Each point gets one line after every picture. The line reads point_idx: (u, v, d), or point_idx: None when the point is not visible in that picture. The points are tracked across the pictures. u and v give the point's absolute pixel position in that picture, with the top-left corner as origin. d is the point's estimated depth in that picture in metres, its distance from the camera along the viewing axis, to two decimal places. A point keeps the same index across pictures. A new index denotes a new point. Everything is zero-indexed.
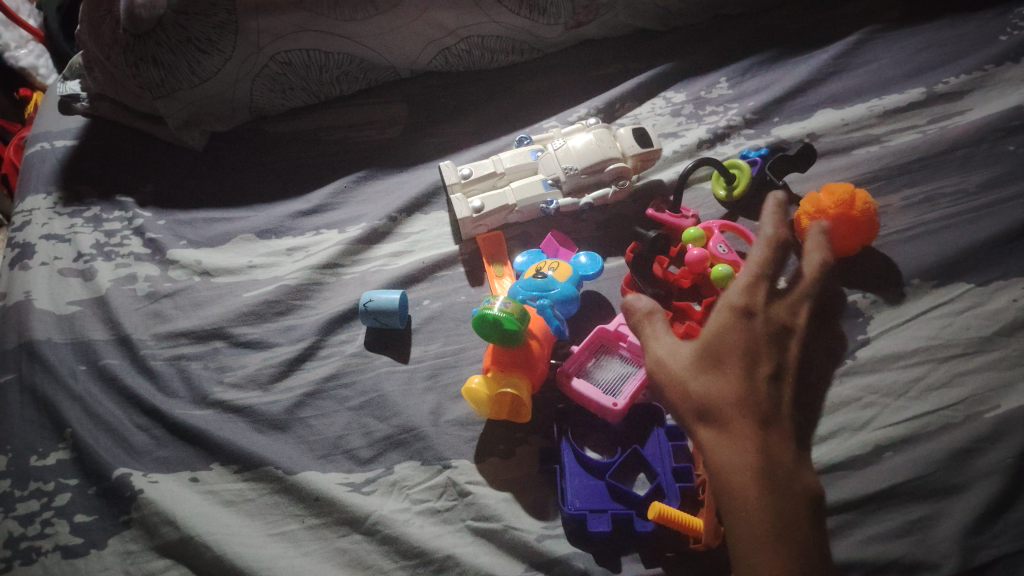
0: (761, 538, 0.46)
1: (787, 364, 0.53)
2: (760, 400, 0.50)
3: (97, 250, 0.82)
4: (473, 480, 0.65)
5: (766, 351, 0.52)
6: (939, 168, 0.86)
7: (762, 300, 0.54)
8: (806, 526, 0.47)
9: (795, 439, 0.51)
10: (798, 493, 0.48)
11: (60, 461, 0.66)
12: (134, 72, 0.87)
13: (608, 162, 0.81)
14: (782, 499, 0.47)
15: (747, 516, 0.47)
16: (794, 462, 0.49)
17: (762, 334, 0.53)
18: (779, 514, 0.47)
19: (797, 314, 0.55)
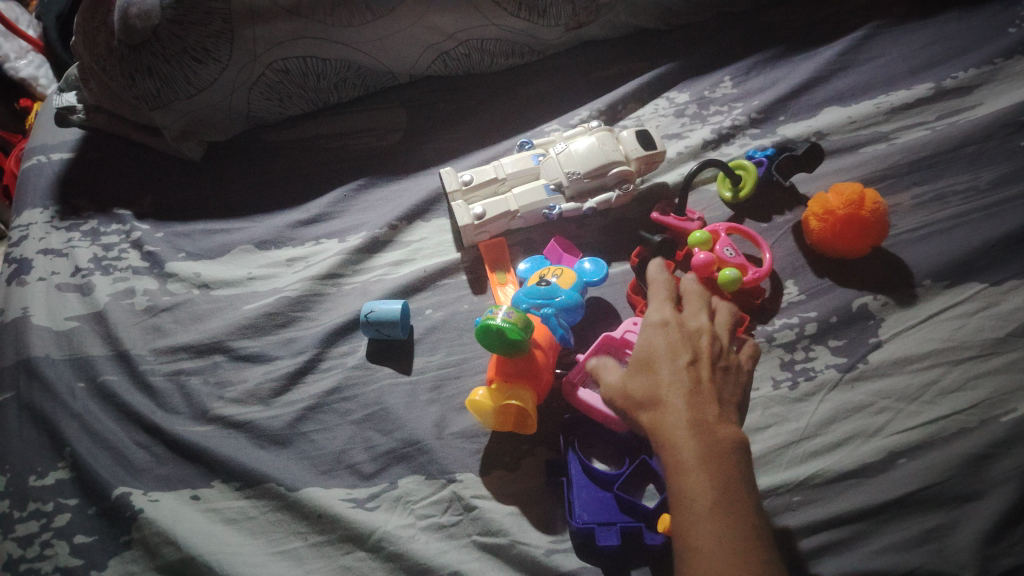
0: (690, 483, 0.48)
1: (707, 354, 0.56)
2: (678, 378, 0.53)
3: (95, 264, 0.81)
4: (478, 494, 0.64)
5: (678, 346, 0.56)
6: (948, 165, 0.84)
7: (674, 312, 0.59)
8: (733, 465, 0.49)
9: (723, 403, 0.53)
10: (723, 441, 0.50)
11: (59, 481, 0.65)
12: (130, 83, 0.86)
13: (611, 166, 0.79)
14: (706, 445, 0.49)
15: (676, 470, 0.49)
16: (720, 418, 0.52)
17: (671, 331, 0.57)
18: (707, 456, 0.49)
19: (705, 311, 0.60)
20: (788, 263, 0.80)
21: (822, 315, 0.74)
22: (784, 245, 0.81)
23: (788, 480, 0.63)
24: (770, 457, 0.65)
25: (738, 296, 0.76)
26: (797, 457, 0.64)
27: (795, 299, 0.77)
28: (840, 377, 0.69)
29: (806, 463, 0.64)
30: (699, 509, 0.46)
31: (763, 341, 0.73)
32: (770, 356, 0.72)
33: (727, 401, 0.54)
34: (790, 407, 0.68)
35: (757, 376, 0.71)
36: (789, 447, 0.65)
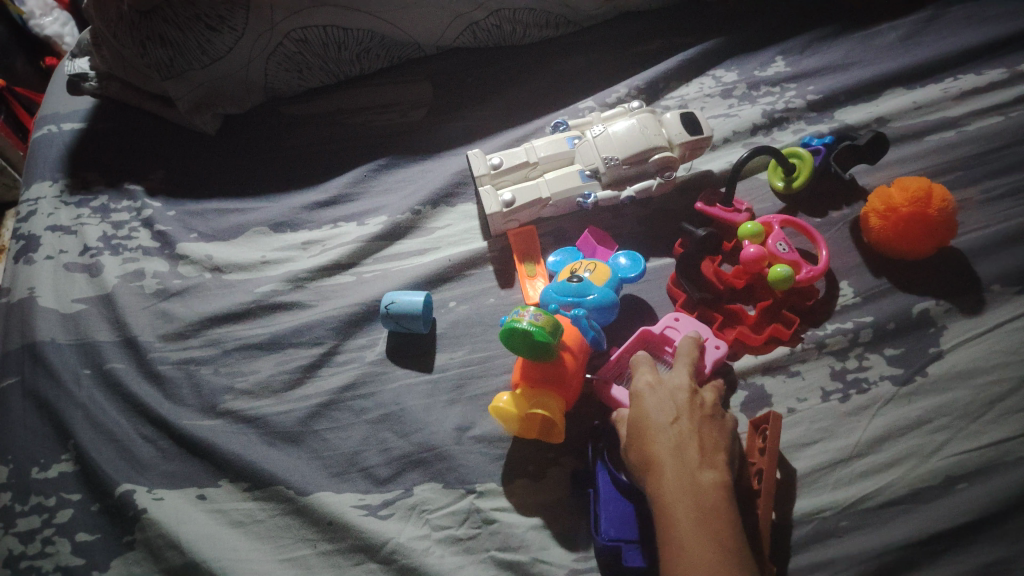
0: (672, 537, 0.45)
1: (691, 408, 0.52)
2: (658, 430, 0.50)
3: (105, 243, 0.78)
4: (499, 506, 0.60)
5: (658, 403, 0.52)
6: (1023, 156, 0.76)
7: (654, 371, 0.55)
8: (718, 510, 0.45)
9: (711, 450, 0.49)
10: (708, 490, 0.46)
11: (62, 474, 0.62)
12: (141, 51, 0.81)
13: (653, 152, 0.73)
14: (686, 491, 0.46)
15: (660, 526, 0.46)
16: (704, 463, 0.48)
17: (650, 392, 0.53)
18: (689, 502, 0.46)
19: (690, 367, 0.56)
20: (842, 263, 0.74)
21: (879, 320, 0.68)
22: (837, 244, 0.75)
23: (835, 502, 0.58)
24: (817, 475, 0.59)
25: (788, 296, 0.70)
26: (846, 477, 0.59)
27: (850, 303, 0.70)
28: (896, 390, 0.63)
29: (856, 484, 0.58)
30: (681, 561, 0.43)
31: (812, 347, 0.67)
32: (820, 363, 0.66)
33: (718, 447, 0.50)
34: (840, 421, 0.62)
35: (805, 386, 0.65)
36: (837, 466, 0.59)
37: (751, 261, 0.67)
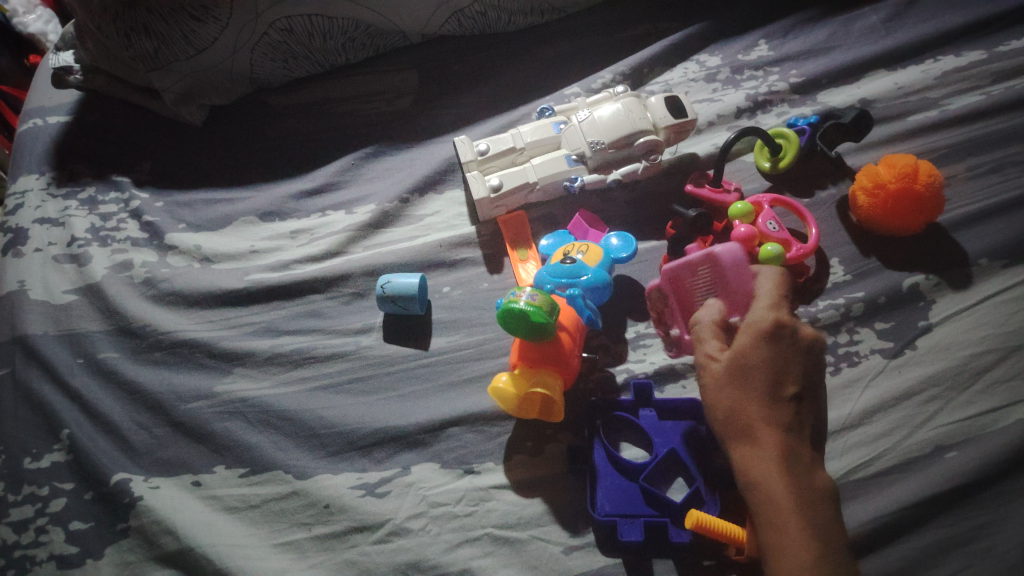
0: (776, 509, 0.46)
1: (807, 381, 0.52)
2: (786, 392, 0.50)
3: (93, 234, 0.78)
4: (496, 485, 0.60)
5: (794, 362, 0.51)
6: (1005, 133, 0.77)
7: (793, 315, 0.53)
8: (826, 507, 0.47)
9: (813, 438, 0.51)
10: (818, 475, 0.48)
11: (54, 464, 0.62)
12: (126, 43, 0.82)
13: (638, 135, 0.74)
14: (803, 479, 0.47)
15: (769, 495, 0.47)
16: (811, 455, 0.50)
17: (786, 341, 0.52)
18: (805, 495, 0.46)
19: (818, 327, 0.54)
20: (832, 240, 0.74)
21: (870, 295, 0.69)
22: (827, 222, 0.76)
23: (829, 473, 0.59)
24: None
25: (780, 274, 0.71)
26: (838, 447, 0.60)
27: (841, 280, 0.71)
28: (887, 363, 0.64)
29: (848, 455, 0.59)
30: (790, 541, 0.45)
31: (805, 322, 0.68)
32: None
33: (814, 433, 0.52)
34: (832, 394, 0.63)
35: None
36: (830, 438, 0.60)
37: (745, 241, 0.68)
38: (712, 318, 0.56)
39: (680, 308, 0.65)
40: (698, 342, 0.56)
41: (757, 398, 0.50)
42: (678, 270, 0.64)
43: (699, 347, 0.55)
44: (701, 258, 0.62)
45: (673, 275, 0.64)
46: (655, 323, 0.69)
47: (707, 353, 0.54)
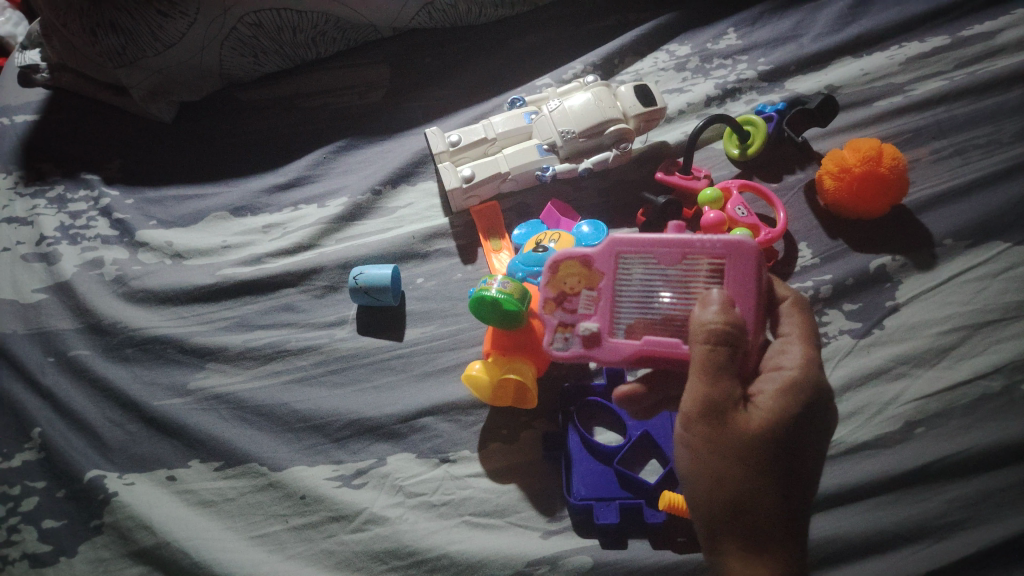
0: None
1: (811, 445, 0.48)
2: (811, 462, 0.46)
3: (62, 233, 0.77)
4: (472, 472, 0.60)
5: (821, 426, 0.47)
6: (968, 116, 0.79)
7: (817, 364, 0.49)
8: None
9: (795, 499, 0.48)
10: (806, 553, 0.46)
11: (26, 463, 0.62)
12: (92, 39, 0.81)
13: (608, 124, 0.74)
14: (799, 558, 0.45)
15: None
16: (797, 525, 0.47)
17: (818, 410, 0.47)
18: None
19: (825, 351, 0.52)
20: (802, 225, 0.75)
21: (838, 278, 0.70)
22: (796, 207, 0.77)
23: None
24: None
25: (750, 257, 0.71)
26: None
27: (809, 264, 0.72)
28: (855, 343, 0.65)
29: None
30: None
31: None
32: None
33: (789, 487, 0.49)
34: None
35: None
36: None
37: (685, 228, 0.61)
38: (738, 336, 0.46)
39: (607, 297, 0.55)
40: (713, 365, 0.46)
41: (783, 472, 0.45)
42: (633, 247, 0.54)
43: (713, 372, 0.46)
44: (695, 247, 0.52)
45: (621, 252, 0.55)
46: (550, 305, 0.57)
47: (726, 388, 0.46)
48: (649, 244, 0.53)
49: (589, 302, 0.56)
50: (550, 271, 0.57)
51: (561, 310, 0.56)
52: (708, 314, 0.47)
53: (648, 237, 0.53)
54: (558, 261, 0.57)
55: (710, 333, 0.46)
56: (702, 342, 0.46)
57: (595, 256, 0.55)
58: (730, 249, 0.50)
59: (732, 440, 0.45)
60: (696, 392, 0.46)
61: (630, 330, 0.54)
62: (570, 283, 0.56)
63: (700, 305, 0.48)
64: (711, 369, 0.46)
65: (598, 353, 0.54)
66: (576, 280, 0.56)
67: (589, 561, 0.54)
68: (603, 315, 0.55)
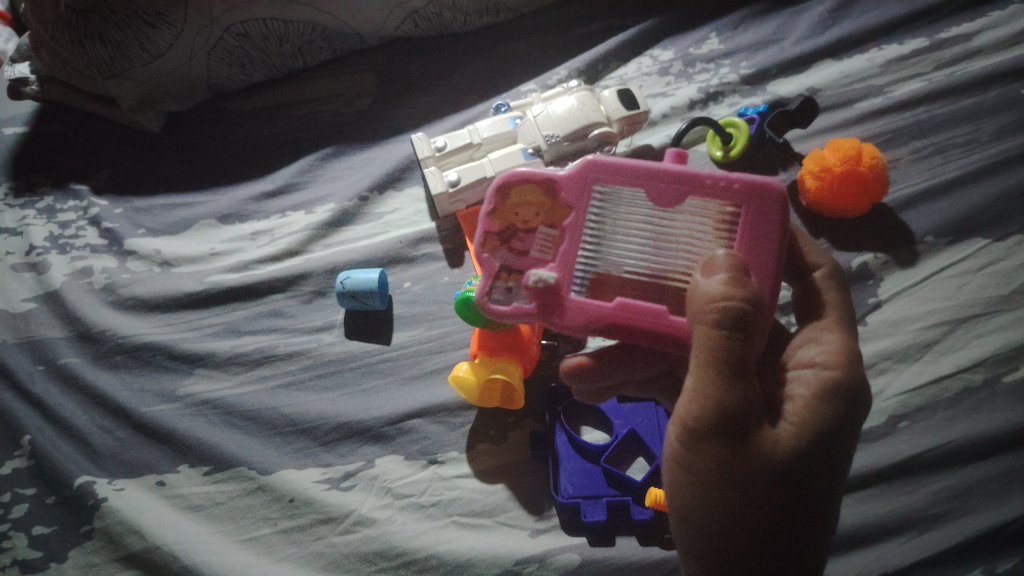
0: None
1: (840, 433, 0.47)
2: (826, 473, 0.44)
3: (52, 242, 0.78)
4: (460, 473, 0.61)
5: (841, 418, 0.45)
6: (948, 115, 0.80)
7: (841, 358, 0.48)
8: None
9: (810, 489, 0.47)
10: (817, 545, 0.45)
11: (16, 470, 0.62)
12: (81, 51, 0.83)
13: (592, 128, 0.75)
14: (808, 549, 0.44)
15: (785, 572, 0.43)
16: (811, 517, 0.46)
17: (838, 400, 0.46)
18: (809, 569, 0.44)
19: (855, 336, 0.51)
20: None
21: None
22: None
23: None
24: None
25: None
26: None
27: None
28: None
29: None
30: None
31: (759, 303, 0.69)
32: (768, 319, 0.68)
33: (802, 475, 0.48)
34: None
35: None
36: None
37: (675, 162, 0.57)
38: (753, 325, 0.43)
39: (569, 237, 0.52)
40: (726, 363, 0.42)
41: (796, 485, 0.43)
42: (610, 175, 0.51)
43: (728, 372, 0.42)
44: (704, 185, 0.49)
45: (594, 180, 0.51)
46: (493, 240, 0.54)
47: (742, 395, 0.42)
48: (646, 178, 0.50)
49: (546, 244, 0.53)
50: (501, 195, 0.54)
51: (507, 250, 0.54)
52: (717, 290, 0.43)
53: (630, 166, 0.50)
54: (510, 181, 0.53)
55: (723, 321, 0.42)
56: (715, 330, 0.43)
57: (568, 188, 0.52)
58: (732, 190, 0.49)
59: (744, 456, 0.42)
60: (704, 393, 0.42)
61: (593, 281, 0.52)
62: (523, 213, 0.54)
63: (708, 277, 0.44)
64: (725, 368, 0.42)
65: (555, 305, 0.51)
66: (533, 213, 0.53)
67: (577, 559, 0.55)
68: (562, 263, 0.51)
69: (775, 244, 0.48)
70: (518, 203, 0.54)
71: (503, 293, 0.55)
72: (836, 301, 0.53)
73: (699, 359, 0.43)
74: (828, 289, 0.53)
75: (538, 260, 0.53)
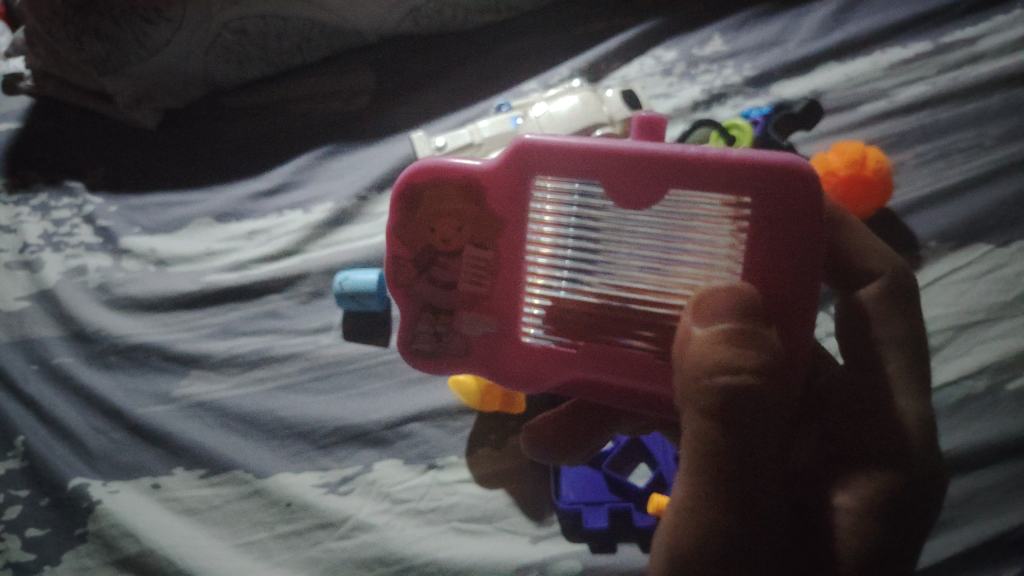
0: None
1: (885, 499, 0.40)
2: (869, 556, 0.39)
3: (46, 240, 0.77)
4: (460, 478, 0.60)
5: (892, 490, 0.39)
6: (951, 119, 0.79)
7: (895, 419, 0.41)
8: None
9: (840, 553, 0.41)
10: None
11: (8, 472, 0.62)
12: (78, 46, 0.82)
13: (594, 128, 0.74)
14: None
15: None
16: None
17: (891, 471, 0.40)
18: None
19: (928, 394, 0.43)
20: None
21: None
22: None
23: None
24: None
25: None
26: None
27: None
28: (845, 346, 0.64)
29: None
30: None
31: None
32: None
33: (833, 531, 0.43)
34: None
35: None
36: None
37: (649, 125, 0.52)
38: (761, 409, 0.37)
39: (501, 263, 0.49)
40: (725, 452, 0.37)
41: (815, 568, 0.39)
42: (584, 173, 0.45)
43: (727, 485, 0.37)
44: (696, 182, 0.43)
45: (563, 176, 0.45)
46: (411, 269, 0.51)
47: (747, 518, 0.37)
48: (620, 172, 0.44)
49: (471, 265, 0.49)
50: (411, 204, 0.50)
51: (426, 279, 0.51)
52: (713, 357, 0.38)
53: (601, 158, 0.44)
54: (418, 183, 0.49)
55: (719, 403, 0.37)
56: (709, 420, 0.37)
57: (495, 198, 0.48)
58: (728, 171, 0.42)
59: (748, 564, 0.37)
60: (699, 488, 0.38)
61: (557, 320, 0.48)
62: (442, 226, 0.50)
63: (704, 328, 0.39)
64: (727, 476, 0.37)
65: (512, 353, 0.49)
66: (454, 228, 0.49)
67: (578, 566, 0.54)
68: (509, 299, 0.49)
69: (789, 262, 0.42)
70: (434, 214, 0.50)
71: (432, 338, 0.52)
72: (896, 337, 0.45)
73: (692, 462, 0.38)
74: (883, 318, 0.45)
75: (465, 294, 0.50)
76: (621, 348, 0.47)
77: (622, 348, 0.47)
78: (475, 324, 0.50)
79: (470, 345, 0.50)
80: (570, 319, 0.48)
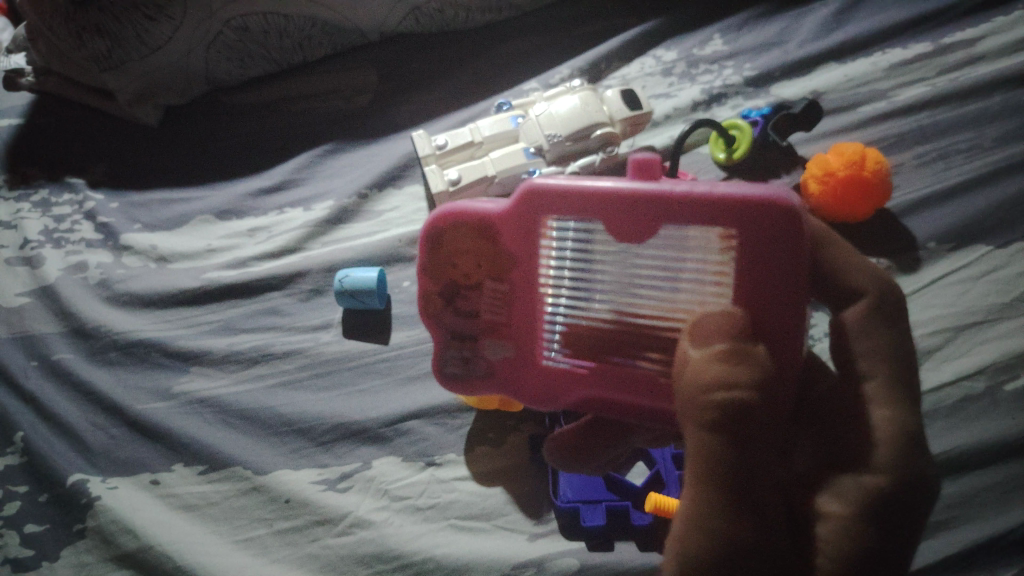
0: None
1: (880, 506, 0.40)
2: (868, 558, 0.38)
3: (46, 236, 0.77)
4: (458, 476, 0.60)
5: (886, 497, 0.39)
6: (951, 120, 0.79)
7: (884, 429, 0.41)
8: None
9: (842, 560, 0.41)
10: None
11: (8, 467, 0.62)
12: (78, 42, 0.82)
13: (595, 127, 0.74)
14: None
15: None
16: None
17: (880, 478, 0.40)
18: None
19: (916, 404, 0.43)
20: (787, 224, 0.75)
21: None
22: None
23: None
24: None
25: None
26: None
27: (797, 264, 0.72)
28: None
29: None
30: None
31: None
32: None
33: None
34: None
35: None
36: None
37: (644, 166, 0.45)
38: (759, 423, 0.37)
39: (515, 292, 0.50)
40: (723, 467, 0.37)
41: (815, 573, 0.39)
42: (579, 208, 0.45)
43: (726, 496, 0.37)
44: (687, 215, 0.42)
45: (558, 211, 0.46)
46: (439, 301, 0.54)
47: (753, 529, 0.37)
48: (614, 206, 0.44)
49: (493, 297, 0.52)
50: (432, 246, 0.52)
51: (453, 311, 0.54)
52: (712, 375, 0.38)
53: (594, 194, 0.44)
54: (437, 227, 0.51)
55: (722, 415, 0.37)
56: (714, 434, 0.38)
57: (502, 232, 0.49)
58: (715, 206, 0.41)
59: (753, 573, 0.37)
60: (701, 499, 0.38)
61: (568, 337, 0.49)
62: (461, 263, 0.52)
63: (701, 349, 0.39)
64: (728, 488, 0.37)
65: (528, 374, 0.51)
66: (473, 264, 0.51)
67: (576, 564, 0.54)
68: (523, 325, 0.50)
69: (783, 280, 0.42)
70: (453, 252, 0.52)
71: (461, 362, 0.54)
72: (880, 348, 0.44)
73: (695, 475, 0.38)
74: (862, 335, 0.44)
75: (487, 323, 0.53)
76: (627, 367, 0.47)
77: (625, 366, 0.47)
78: (496, 349, 0.52)
79: (491, 370, 0.52)
80: (577, 340, 0.48)
